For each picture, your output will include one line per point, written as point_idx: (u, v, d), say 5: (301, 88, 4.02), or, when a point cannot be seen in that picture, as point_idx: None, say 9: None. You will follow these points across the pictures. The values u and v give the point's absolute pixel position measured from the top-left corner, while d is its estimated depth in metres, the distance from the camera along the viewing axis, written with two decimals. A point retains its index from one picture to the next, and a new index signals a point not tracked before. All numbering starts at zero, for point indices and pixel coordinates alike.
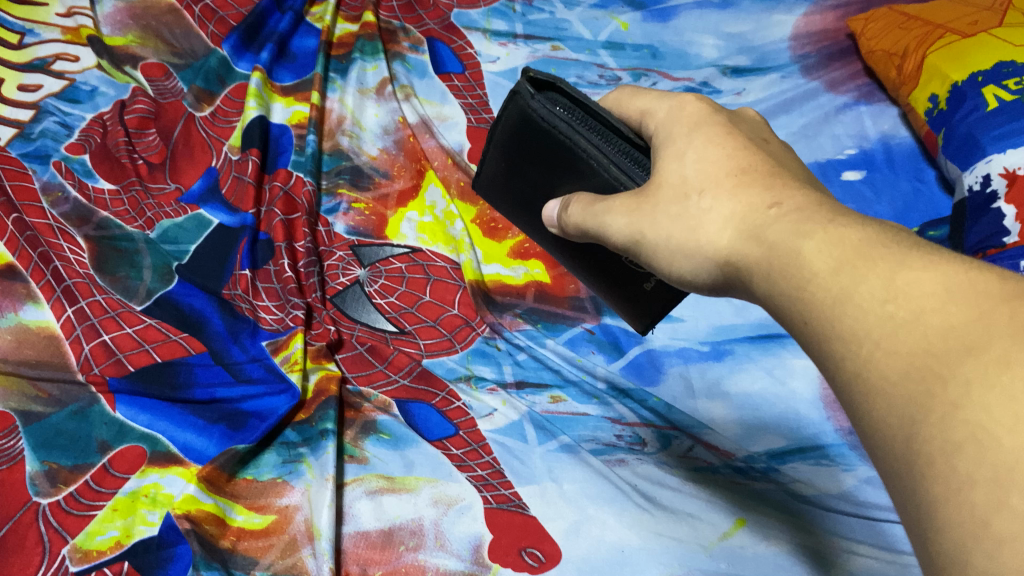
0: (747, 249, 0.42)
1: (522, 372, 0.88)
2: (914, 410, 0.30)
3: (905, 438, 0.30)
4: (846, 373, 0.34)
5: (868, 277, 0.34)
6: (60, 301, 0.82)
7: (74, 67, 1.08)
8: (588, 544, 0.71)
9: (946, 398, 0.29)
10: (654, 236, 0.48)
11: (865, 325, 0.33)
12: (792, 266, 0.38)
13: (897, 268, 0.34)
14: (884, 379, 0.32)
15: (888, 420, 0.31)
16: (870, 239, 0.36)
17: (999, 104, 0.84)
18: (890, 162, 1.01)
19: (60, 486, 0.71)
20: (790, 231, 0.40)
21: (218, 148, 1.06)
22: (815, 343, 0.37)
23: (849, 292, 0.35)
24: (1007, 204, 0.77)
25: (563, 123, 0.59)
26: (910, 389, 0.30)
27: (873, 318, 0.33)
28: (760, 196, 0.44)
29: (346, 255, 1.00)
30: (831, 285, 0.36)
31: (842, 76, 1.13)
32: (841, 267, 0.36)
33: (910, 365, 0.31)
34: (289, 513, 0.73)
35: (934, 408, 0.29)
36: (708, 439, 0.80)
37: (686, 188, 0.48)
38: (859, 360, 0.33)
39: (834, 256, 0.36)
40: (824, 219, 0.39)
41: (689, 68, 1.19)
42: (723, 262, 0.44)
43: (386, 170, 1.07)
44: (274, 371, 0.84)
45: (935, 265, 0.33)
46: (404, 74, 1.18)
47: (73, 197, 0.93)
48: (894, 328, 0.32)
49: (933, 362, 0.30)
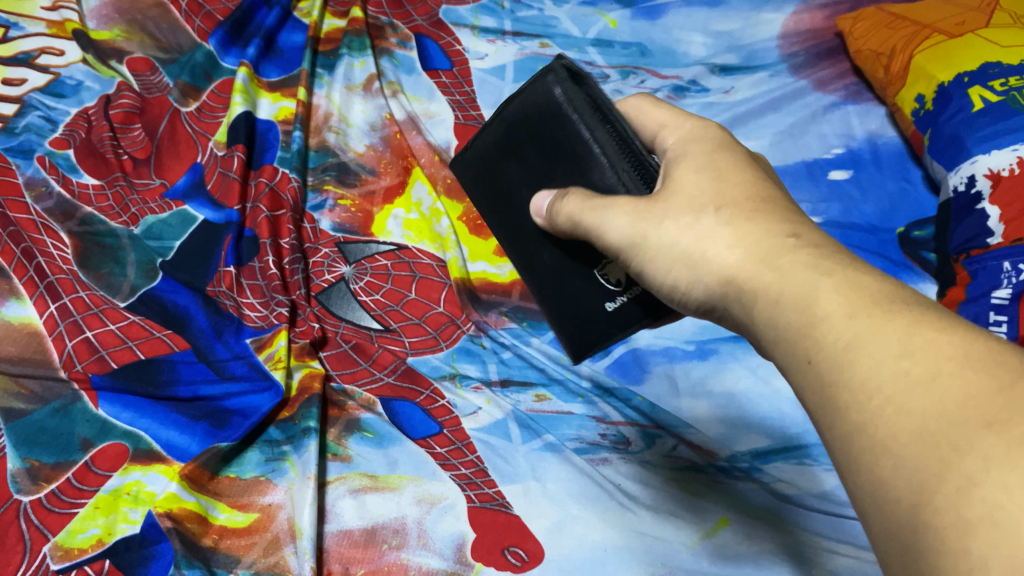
0: (756, 274, 0.43)
1: (507, 370, 0.88)
2: (925, 477, 0.31)
3: (912, 505, 0.31)
4: (851, 422, 0.35)
5: (884, 329, 0.36)
6: (43, 297, 0.81)
7: (59, 61, 1.07)
8: (571, 543, 0.71)
9: (962, 470, 0.29)
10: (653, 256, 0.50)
11: (877, 378, 0.35)
12: (802, 299, 0.40)
13: (914, 328, 0.35)
14: (895, 439, 0.33)
15: (894, 479, 0.32)
16: (887, 292, 0.38)
17: (985, 104, 0.84)
18: (877, 161, 1.01)
19: (42, 483, 0.70)
20: (806, 265, 0.41)
21: (204, 145, 1.06)
22: (816, 390, 0.38)
23: (864, 343, 0.36)
24: (991, 205, 0.78)
25: (585, 121, 0.58)
26: (925, 454, 0.31)
27: (887, 372, 0.35)
28: (762, 238, 0.45)
29: (331, 252, 0.99)
30: (845, 329, 0.37)
31: (829, 75, 1.13)
32: (855, 313, 0.37)
33: (925, 429, 0.32)
34: (271, 512, 0.73)
35: (948, 479, 0.30)
36: (693, 439, 0.80)
37: (700, 201, 0.49)
38: (868, 411, 0.35)
39: (849, 300, 0.38)
40: (832, 265, 0.41)
41: (677, 66, 1.19)
42: (726, 281, 0.45)
43: (373, 166, 1.07)
44: (257, 369, 0.84)
45: (952, 329, 0.35)
46: (391, 70, 1.17)
47: (57, 193, 0.92)
48: (910, 385, 0.33)
49: (947, 429, 0.31)
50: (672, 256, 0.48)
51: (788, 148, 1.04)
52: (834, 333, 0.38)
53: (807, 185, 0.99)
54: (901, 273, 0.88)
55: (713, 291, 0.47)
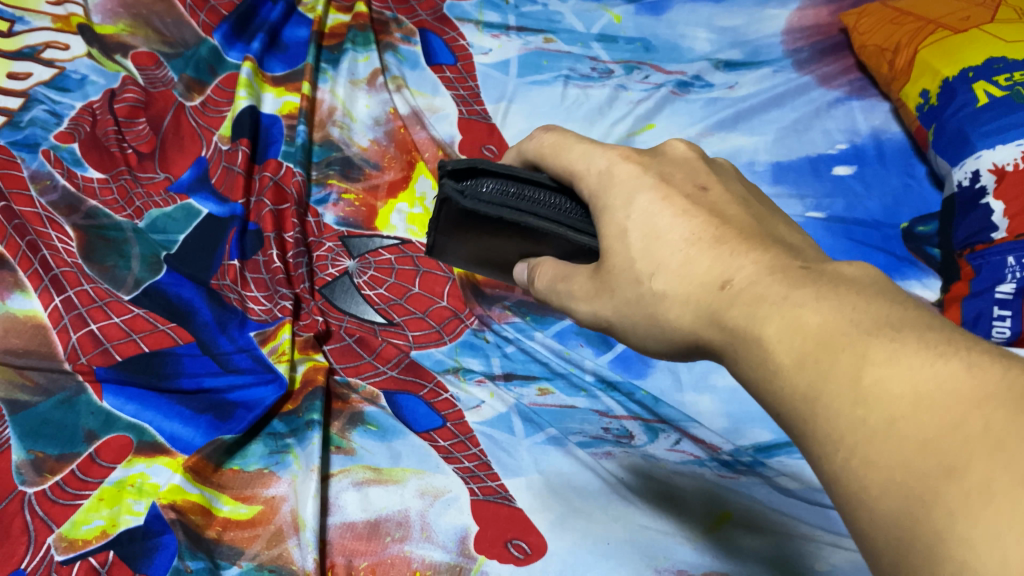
0: (712, 333, 0.42)
1: (510, 364, 0.88)
2: (899, 533, 0.28)
3: (894, 559, 0.29)
4: (826, 466, 0.33)
5: (832, 376, 0.33)
6: (48, 290, 0.82)
7: (65, 56, 1.07)
8: (574, 535, 0.71)
9: (930, 525, 0.27)
10: (619, 322, 0.49)
11: (837, 430, 0.32)
12: (753, 354, 0.38)
13: (860, 363, 0.32)
14: (865, 491, 0.30)
15: (873, 530, 0.30)
16: (829, 323, 0.35)
17: (989, 99, 0.84)
18: (881, 156, 1.01)
19: (46, 475, 0.71)
20: (748, 316, 0.39)
21: (208, 138, 1.06)
22: None
23: (817, 397, 0.34)
24: (995, 199, 0.78)
25: (510, 207, 0.53)
26: (894, 505, 0.29)
27: (845, 421, 0.32)
28: (736, 256, 0.43)
29: (335, 246, 0.99)
30: (797, 382, 0.35)
31: (834, 71, 1.13)
32: (803, 360, 0.35)
33: (891, 479, 0.29)
34: (274, 504, 0.73)
35: (919, 537, 0.27)
36: (698, 433, 0.80)
37: (637, 271, 0.47)
38: (836, 464, 0.32)
39: (795, 345, 0.36)
40: (780, 297, 0.38)
41: (681, 61, 1.19)
42: (693, 342, 0.44)
43: (377, 161, 1.07)
44: (261, 362, 0.84)
45: (899, 358, 0.31)
46: (395, 65, 1.17)
47: (62, 186, 0.92)
48: (869, 436, 0.31)
49: (913, 482, 0.28)
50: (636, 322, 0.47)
51: (792, 144, 1.04)
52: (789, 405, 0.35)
53: (810, 180, 0.99)
54: (905, 267, 0.88)
55: (681, 347, 0.45)
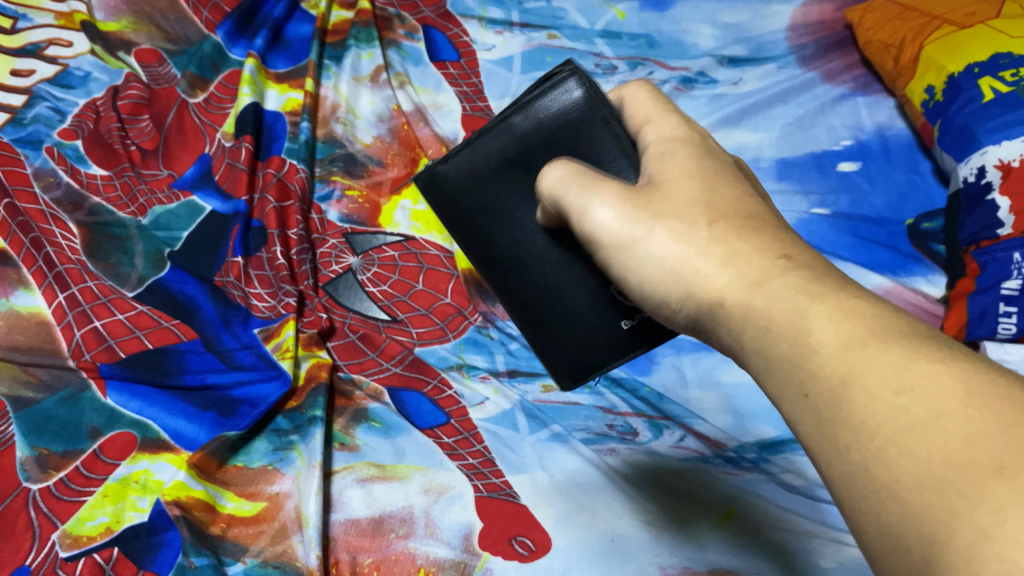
0: (746, 294, 0.40)
1: (514, 361, 0.88)
2: (936, 527, 0.28)
3: (925, 556, 0.28)
4: (850, 462, 0.32)
5: (882, 360, 0.33)
6: (52, 287, 0.82)
7: (67, 53, 1.06)
8: (579, 531, 0.71)
9: (972, 522, 0.27)
10: (642, 254, 0.46)
11: (875, 417, 0.32)
12: (792, 326, 0.37)
13: (910, 359, 0.33)
14: (898, 484, 0.30)
15: (903, 528, 0.30)
16: (882, 318, 0.35)
17: (995, 95, 0.84)
18: (886, 152, 1.01)
19: (50, 471, 0.71)
20: (796, 288, 0.38)
21: (212, 135, 1.06)
22: (813, 423, 0.35)
23: (863, 375, 0.33)
24: (1001, 195, 0.78)
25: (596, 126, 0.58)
26: (929, 501, 0.29)
27: (886, 409, 0.32)
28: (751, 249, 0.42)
29: (339, 242, 0.99)
30: (839, 361, 0.34)
31: (838, 67, 1.12)
32: (850, 343, 0.34)
33: (929, 474, 0.29)
34: (278, 501, 0.73)
35: (958, 532, 0.27)
36: (700, 430, 0.80)
37: (686, 218, 0.45)
38: (870, 454, 0.32)
39: (843, 328, 0.35)
40: (832, 284, 0.38)
41: (686, 58, 1.18)
42: (714, 301, 0.42)
43: (380, 157, 1.07)
44: (265, 359, 0.84)
45: (948, 362, 0.32)
46: (398, 62, 1.17)
47: (65, 182, 0.92)
48: (909, 426, 0.31)
49: (956, 478, 0.28)
50: (657, 271, 0.45)
51: (797, 140, 1.04)
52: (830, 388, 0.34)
53: (815, 177, 0.99)
54: (910, 264, 0.88)
55: (699, 304, 0.43)
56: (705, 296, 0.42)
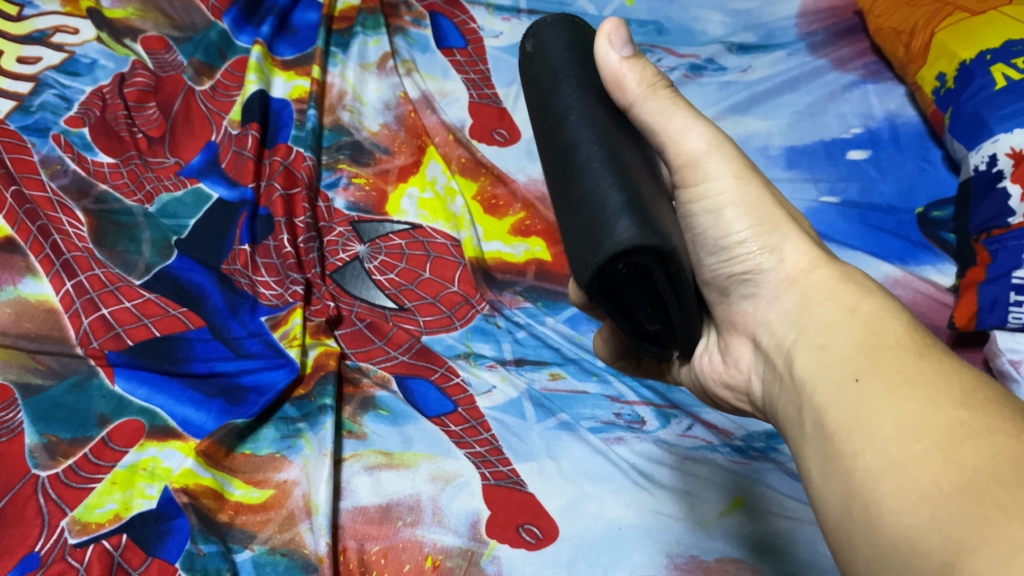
0: (839, 284, 0.48)
1: (521, 349, 0.88)
2: (966, 532, 0.31)
3: (944, 553, 0.32)
4: (884, 458, 0.37)
5: (956, 377, 0.38)
6: (60, 275, 0.82)
7: (74, 40, 1.07)
8: (586, 520, 0.71)
9: (1007, 531, 0.30)
10: (739, 197, 0.53)
11: (931, 421, 0.36)
12: (875, 329, 0.43)
13: (977, 385, 0.38)
14: (937, 486, 0.34)
15: (929, 529, 0.33)
16: (950, 353, 0.41)
17: (1008, 82, 0.83)
18: (896, 141, 1.00)
19: (59, 458, 0.71)
20: (880, 308, 0.45)
21: (218, 123, 1.05)
22: (854, 404, 0.40)
23: (927, 381, 0.38)
24: (1013, 183, 0.77)
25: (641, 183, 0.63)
26: (965, 505, 0.32)
27: (944, 417, 0.36)
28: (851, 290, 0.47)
29: (346, 230, 0.98)
30: (911, 367, 0.40)
31: (848, 55, 1.12)
32: (924, 353, 0.40)
33: (968, 482, 0.33)
34: (286, 488, 0.73)
35: (991, 539, 0.30)
36: (706, 420, 0.80)
37: (791, 212, 0.54)
38: (911, 452, 0.36)
39: (917, 344, 0.41)
40: (910, 320, 0.44)
41: (694, 45, 1.18)
42: (802, 269, 0.50)
43: (387, 146, 1.06)
44: (273, 347, 0.84)
45: (1002, 403, 0.37)
46: (405, 49, 1.16)
47: (72, 170, 0.92)
48: (961, 434, 0.35)
49: (998, 490, 0.32)
50: (759, 219, 0.53)
51: (806, 128, 1.03)
52: (902, 364, 0.40)
53: (824, 165, 0.98)
54: (920, 253, 0.88)
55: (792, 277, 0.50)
56: (793, 265, 0.51)
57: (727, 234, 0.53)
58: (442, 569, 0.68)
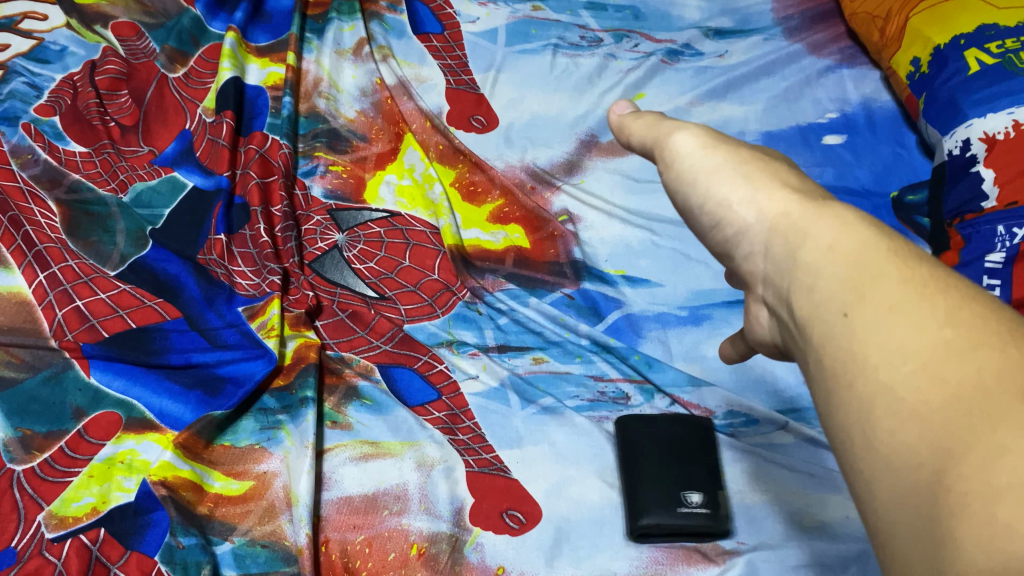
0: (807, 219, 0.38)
1: (503, 336, 0.86)
2: (954, 443, 0.27)
3: (935, 471, 0.27)
4: (872, 383, 0.30)
5: (941, 289, 0.32)
6: (32, 266, 0.81)
7: (42, 26, 1.07)
8: (568, 504, 0.73)
9: (995, 440, 0.26)
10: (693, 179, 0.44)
11: (911, 339, 0.30)
12: (848, 251, 0.35)
13: (960, 293, 0.31)
14: (924, 405, 0.28)
15: (921, 448, 0.28)
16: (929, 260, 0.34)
17: (981, 67, 0.83)
18: (871, 125, 1.01)
19: (35, 452, 0.71)
20: (849, 225, 0.36)
21: (192, 110, 1.03)
22: (840, 343, 0.33)
23: (909, 299, 0.32)
24: (986, 168, 0.77)
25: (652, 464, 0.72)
26: (956, 421, 0.27)
27: (925, 331, 0.30)
28: (819, 211, 0.38)
29: (323, 219, 0.94)
30: (891, 282, 0.33)
31: (824, 39, 1.12)
32: (901, 262, 0.34)
33: (957, 398, 0.28)
34: (266, 479, 0.74)
35: (979, 447, 0.26)
36: (686, 398, 0.79)
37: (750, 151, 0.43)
38: (897, 374, 0.30)
39: (895, 259, 0.34)
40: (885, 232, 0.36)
41: (672, 29, 1.17)
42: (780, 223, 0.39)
43: (364, 133, 1.03)
44: (250, 337, 0.82)
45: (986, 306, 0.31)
46: (381, 34, 1.15)
47: (43, 159, 0.91)
48: (946, 352, 0.29)
49: (983, 401, 0.27)
50: (736, 178, 0.42)
51: (782, 112, 1.03)
52: (884, 274, 0.33)
53: (801, 150, 0.99)
54: None
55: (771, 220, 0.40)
56: (777, 205, 0.40)
57: (709, 199, 0.42)
58: (428, 557, 0.70)
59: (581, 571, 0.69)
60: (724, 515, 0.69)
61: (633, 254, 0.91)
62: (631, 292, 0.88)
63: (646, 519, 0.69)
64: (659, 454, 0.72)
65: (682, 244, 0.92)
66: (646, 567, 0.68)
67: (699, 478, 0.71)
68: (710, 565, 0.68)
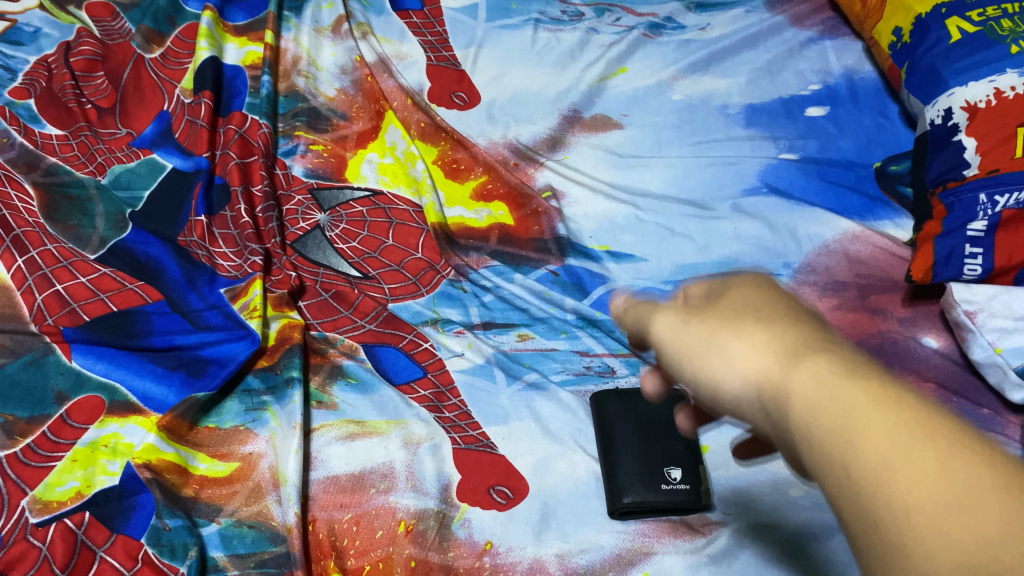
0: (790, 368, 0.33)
1: (489, 313, 0.85)
2: None
3: None
4: (880, 542, 0.26)
5: (935, 436, 0.27)
6: (10, 251, 0.79)
7: (16, 8, 1.05)
8: (557, 478, 0.73)
9: None
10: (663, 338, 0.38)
11: (912, 498, 0.26)
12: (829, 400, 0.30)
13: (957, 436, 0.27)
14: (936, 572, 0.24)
15: None
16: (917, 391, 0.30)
17: (962, 36, 0.83)
18: (854, 96, 1.01)
19: (17, 438, 0.70)
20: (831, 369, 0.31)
21: (170, 91, 1.02)
22: (843, 512, 0.28)
23: (905, 448, 0.27)
24: (967, 136, 0.77)
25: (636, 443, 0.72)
26: None
27: (919, 488, 0.26)
28: (800, 349, 0.33)
29: (304, 199, 0.93)
30: (880, 428, 0.28)
31: (806, 11, 1.12)
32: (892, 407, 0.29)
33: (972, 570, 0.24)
34: (252, 460, 0.74)
35: None
36: None
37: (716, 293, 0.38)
38: (905, 537, 0.26)
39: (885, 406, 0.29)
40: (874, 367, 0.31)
41: (653, 3, 1.17)
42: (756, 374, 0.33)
43: (345, 111, 1.02)
44: (233, 318, 0.82)
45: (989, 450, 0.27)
46: (360, 11, 1.12)
47: (19, 143, 0.89)
48: (950, 516, 0.25)
49: None
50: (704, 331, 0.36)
51: (765, 85, 1.03)
52: (866, 417, 0.29)
53: (783, 122, 0.99)
54: (878, 208, 0.89)
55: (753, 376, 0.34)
56: (757, 360, 0.34)
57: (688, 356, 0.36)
58: (415, 534, 0.69)
59: (569, 545, 0.69)
60: (704, 491, 0.70)
61: (617, 229, 0.91)
62: (615, 267, 0.88)
63: (627, 498, 0.69)
64: (636, 433, 0.73)
65: (665, 218, 0.91)
66: (633, 541, 0.69)
67: (678, 454, 0.71)
68: (696, 536, 0.68)
